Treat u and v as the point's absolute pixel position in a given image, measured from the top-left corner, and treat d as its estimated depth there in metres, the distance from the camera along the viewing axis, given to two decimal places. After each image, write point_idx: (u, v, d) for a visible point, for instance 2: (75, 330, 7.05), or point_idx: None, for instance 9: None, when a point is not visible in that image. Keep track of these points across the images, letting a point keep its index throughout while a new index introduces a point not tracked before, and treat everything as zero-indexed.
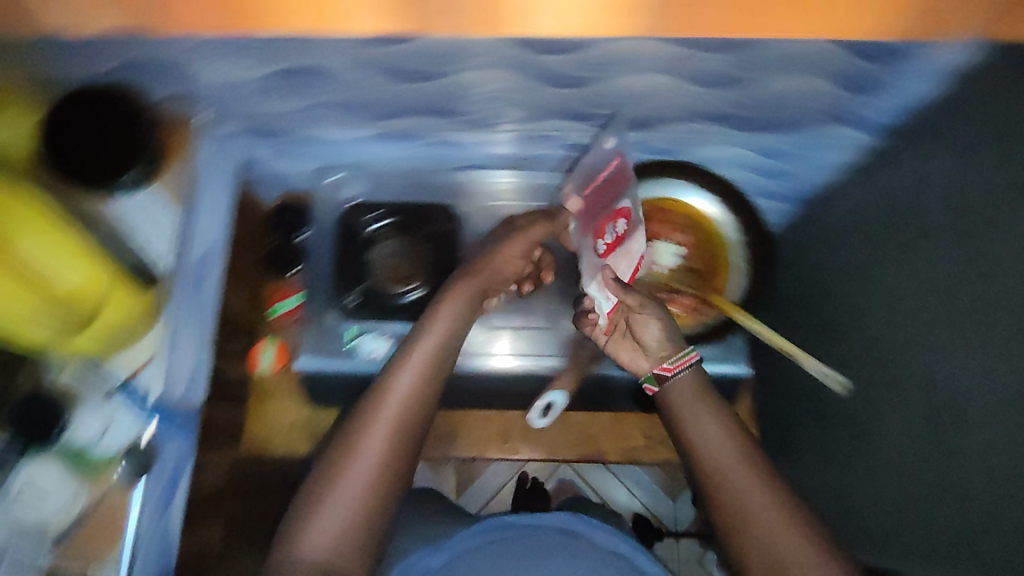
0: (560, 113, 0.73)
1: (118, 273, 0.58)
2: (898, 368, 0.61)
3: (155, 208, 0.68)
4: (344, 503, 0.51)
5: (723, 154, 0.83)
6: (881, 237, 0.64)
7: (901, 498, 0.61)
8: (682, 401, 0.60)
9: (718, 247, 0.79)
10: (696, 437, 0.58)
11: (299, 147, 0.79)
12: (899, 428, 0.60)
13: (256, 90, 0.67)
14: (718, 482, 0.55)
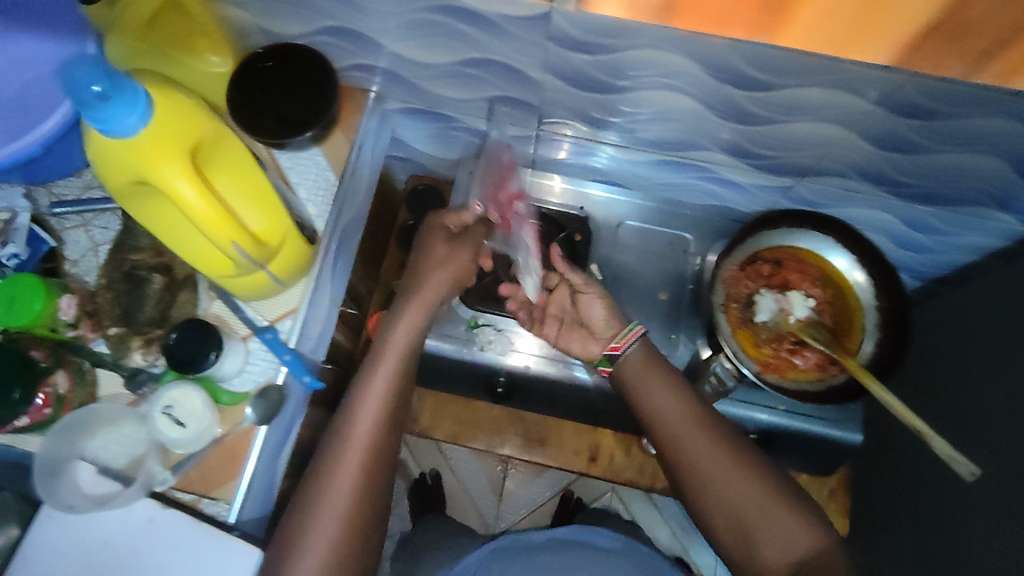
0: (725, 148, 0.73)
1: (287, 217, 0.58)
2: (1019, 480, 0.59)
3: (315, 166, 0.69)
4: (347, 466, 0.55)
5: (868, 217, 0.81)
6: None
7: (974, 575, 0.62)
8: (632, 375, 0.61)
9: (850, 307, 0.76)
10: (651, 406, 0.59)
11: (446, 135, 0.82)
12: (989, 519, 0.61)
13: (407, 79, 0.70)
14: (677, 449, 0.57)
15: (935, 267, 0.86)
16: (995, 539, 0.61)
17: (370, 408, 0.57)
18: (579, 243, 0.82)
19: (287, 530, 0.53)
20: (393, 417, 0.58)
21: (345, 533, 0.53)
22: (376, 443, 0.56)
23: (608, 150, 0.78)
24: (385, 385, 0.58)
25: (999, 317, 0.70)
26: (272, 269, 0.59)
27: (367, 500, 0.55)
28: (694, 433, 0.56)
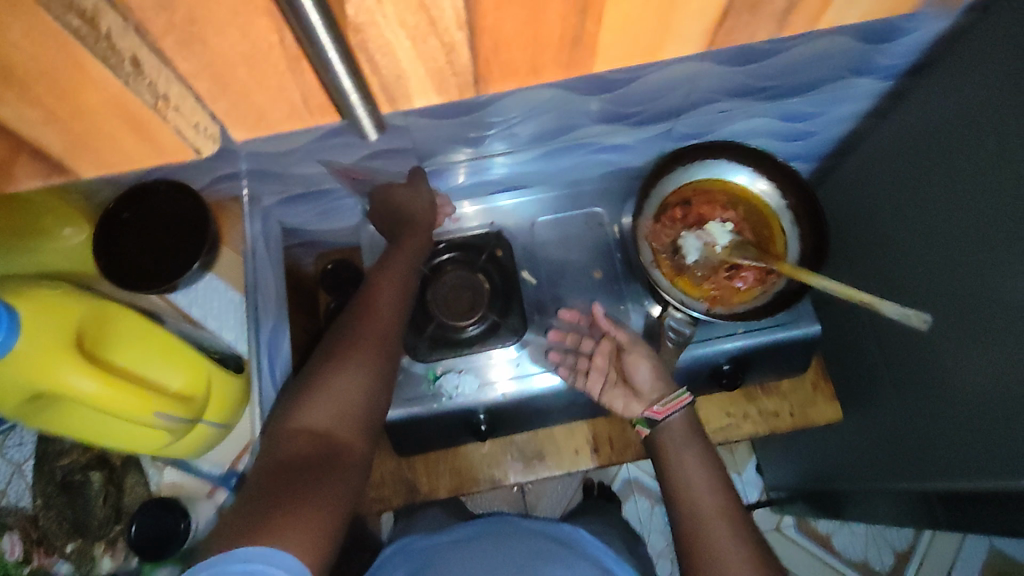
0: (596, 120, 0.73)
1: (211, 362, 0.55)
2: (972, 313, 0.64)
3: (215, 292, 0.68)
4: (361, 347, 0.63)
5: (747, 130, 0.85)
6: (941, 177, 0.68)
7: (952, 413, 0.68)
8: (671, 442, 0.68)
9: (764, 216, 0.79)
10: (675, 467, 0.66)
11: (335, 208, 0.80)
12: (955, 356, 0.66)
13: (268, 172, 0.68)
14: (693, 519, 0.63)
15: (824, 144, 0.90)
16: (964, 375, 0.65)
17: (385, 296, 0.67)
18: (501, 260, 0.80)
19: (309, 380, 0.61)
20: (399, 308, 0.67)
21: (360, 389, 0.61)
22: (385, 330, 0.65)
23: (495, 160, 0.77)
24: (399, 281, 0.68)
25: (903, 173, 0.74)
26: (210, 416, 0.56)
27: (376, 379, 0.63)
28: (708, 499, 0.63)
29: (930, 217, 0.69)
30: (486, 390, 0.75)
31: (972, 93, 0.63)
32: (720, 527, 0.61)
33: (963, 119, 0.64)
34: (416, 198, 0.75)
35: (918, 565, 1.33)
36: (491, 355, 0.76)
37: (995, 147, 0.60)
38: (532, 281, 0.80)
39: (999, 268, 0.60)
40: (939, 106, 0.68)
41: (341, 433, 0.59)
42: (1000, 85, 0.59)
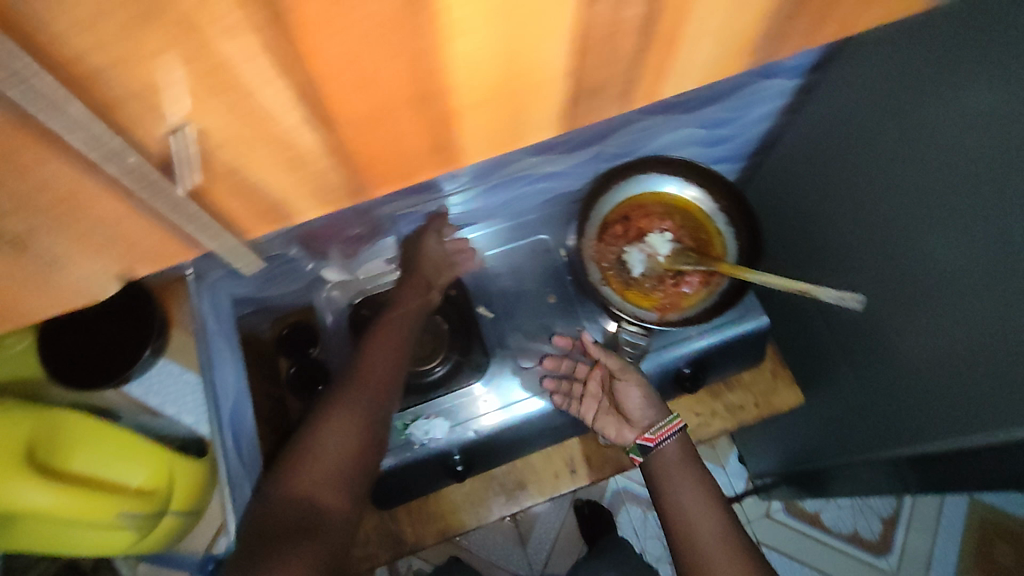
0: (527, 153, 0.75)
1: (173, 453, 0.55)
2: (909, 290, 0.67)
3: (171, 376, 0.69)
4: (354, 409, 0.65)
5: (673, 141, 0.87)
6: (858, 162, 0.71)
7: (905, 385, 0.71)
8: (662, 466, 0.72)
9: (700, 221, 0.82)
10: (666, 490, 0.71)
11: (285, 273, 0.80)
12: (899, 329, 0.70)
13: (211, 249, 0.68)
14: (690, 539, 0.66)
15: (750, 142, 0.94)
16: (909, 347, 0.69)
17: (383, 349, 0.70)
18: (456, 299, 0.82)
19: (301, 446, 0.64)
20: (394, 367, 0.70)
21: (344, 456, 0.64)
22: (378, 393, 0.67)
23: (434, 207, 0.78)
24: (398, 334, 0.72)
25: (828, 163, 0.77)
26: (176, 508, 0.55)
27: (367, 440, 0.65)
28: (703, 516, 0.67)
29: (858, 202, 0.72)
30: (459, 430, 0.75)
31: (871, 81, 0.67)
32: (716, 540, 0.65)
33: (870, 106, 0.68)
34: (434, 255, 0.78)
35: (906, 527, 1.37)
36: (460, 395, 0.77)
37: (906, 129, 0.63)
38: (489, 315, 0.81)
39: (923, 243, 0.63)
40: (851, 97, 0.71)
41: (324, 502, 0.62)
42: (897, 75, 0.63)
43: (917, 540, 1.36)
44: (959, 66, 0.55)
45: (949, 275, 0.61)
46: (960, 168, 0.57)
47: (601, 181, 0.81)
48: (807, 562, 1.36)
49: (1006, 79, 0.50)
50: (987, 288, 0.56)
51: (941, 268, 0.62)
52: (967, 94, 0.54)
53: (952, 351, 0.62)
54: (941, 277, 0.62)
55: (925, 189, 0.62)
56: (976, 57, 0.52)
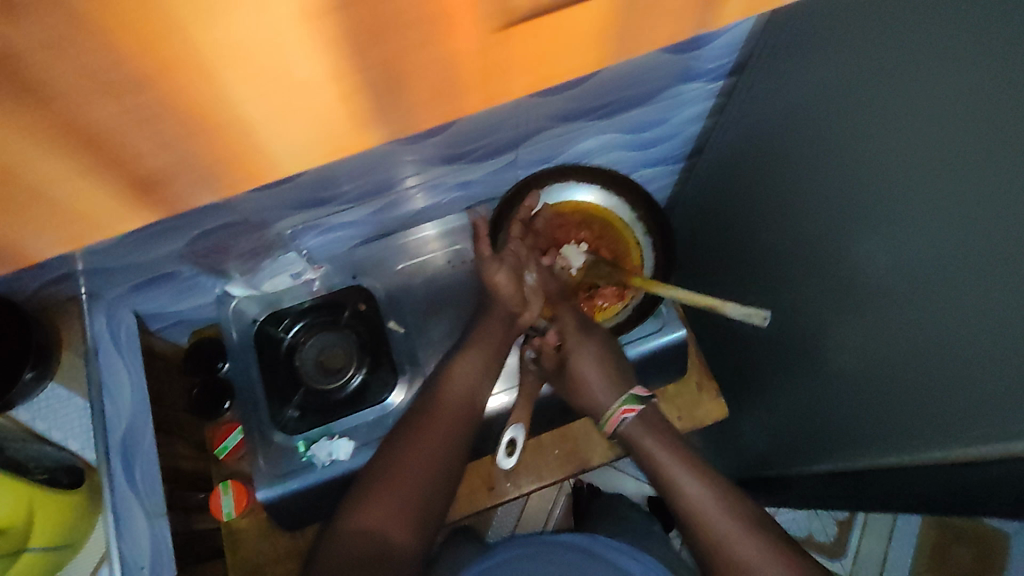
0: (433, 162, 0.72)
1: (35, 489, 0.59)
2: (823, 307, 0.64)
3: (58, 401, 0.66)
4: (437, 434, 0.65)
5: (598, 146, 0.83)
6: (773, 171, 0.68)
7: (824, 402, 0.68)
8: (634, 438, 0.70)
9: (619, 229, 0.78)
10: (678, 499, 0.66)
11: (191, 288, 0.78)
12: (818, 345, 0.67)
13: (102, 266, 0.67)
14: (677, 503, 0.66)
15: (684, 145, 0.89)
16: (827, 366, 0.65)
17: (469, 361, 0.70)
18: (366, 312, 0.79)
19: (375, 472, 0.63)
20: (476, 387, 0.69)
21: (422, 486, 0.63)
22: (458, 425, 0.67)
23: (338, 218, 0.76)
24: (484, 347, 0.71)
25: (754, 168, 0.73)
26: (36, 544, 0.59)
27: (445, 466, 0.65)
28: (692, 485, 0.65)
29: (780, 213, 0.68)
30: (362, 451, 0.74)
31: (779, 86, 0.63)
32: (752, 554, 0.60)
33: (779, 113, 0.64)
34: (507, 272, 0.73)
35: (860, 530, 1.36)
36: (364, 414, 0.75)
37: (811, 141, 0.58)
38: (400, 330, 0.79)
39: (831, 258, 0.60)
40: (769, 104, 0.67)
41: (396, 535, 0.60)
42: (799, 82, 0.59)
43: (872, 544, 1.35)
44: (858, 79, 0.50)
45: (855, 293, 0.58)
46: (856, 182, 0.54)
47: (521, 188, 0.77)
48: None
49: (903, 101, 0.45)
50: (891, 307, 0.53)
51: (847, 285, 0.59)
52: (867, 112, 0.49)
53: (862, 372, 0.59)
54: (849, 294, 0.59)
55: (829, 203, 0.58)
56: (871, 73, 0.48)
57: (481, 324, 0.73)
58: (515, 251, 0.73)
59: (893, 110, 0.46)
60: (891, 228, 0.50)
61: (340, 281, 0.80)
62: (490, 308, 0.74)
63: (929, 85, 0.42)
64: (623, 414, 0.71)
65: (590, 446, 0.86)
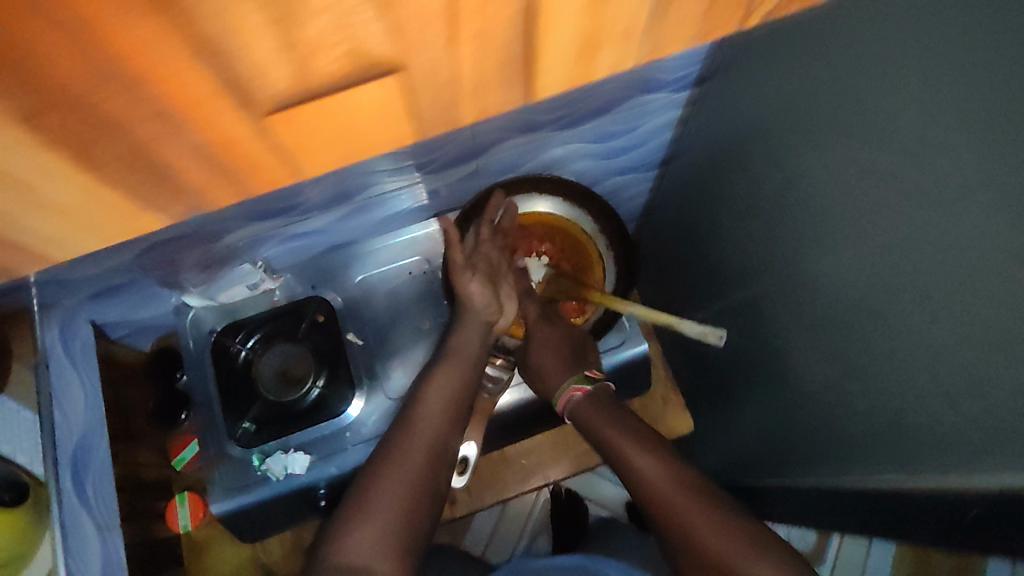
0: (394, 174, 0.70)
1: None
2: (785, 326, 0.62)
3: (8, 414, 0.65)
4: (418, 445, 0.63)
5: (565, 155, 0.81)
6: (732, 184, 0.66)
7: (786, 421, 0.67)
8: (586, 420, 0.67)
9: (582, 242, 0.77)
10: (636, 482, 0.61)
11: (147, 297, 0.77)
12: (778, 364, 0.65)
13: (52, 281, 0.65)
14: (648, 501, 0.59)
15: (654, 152, 0.87)
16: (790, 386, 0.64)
17: (448, 370, 0.67)
18: (324, 324, 0.78)
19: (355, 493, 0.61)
20: (455, 399, 0.66)
21: (402, 506, 0.59)
22: (439, 444, 0.64)
23: (296, 229, 0.74)
24: (461, 358, 0.69)
25: (712, 180, 0.72)
26: None
27: (425, 480, 0.62)
28: (663, 479, 0.59)
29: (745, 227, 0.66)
30: (317, 465, 0.73)
31: (737, 98, 0.61)
32: (705, 520, 0.55)
33: (738, 127, 0.62)
34: (483, 286, 0.71)
35: None
36: (321, 428, 0.74)
37: (772, 154, 0.56)
38: (359, 342, 0.78)
39: (788, 278, 0.58)
40: (727, 114, 0.65)
41: (379, 561, 0.56)
42: (753, 97, 0.57)
43: None
44: (814, 94, 0.48)
45: (815, 313, 0.56)
46: (810, 203, 0.52)
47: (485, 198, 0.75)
48: None
49: (858, 122, 0.44)
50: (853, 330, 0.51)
51: (803, 307, 0.57)
52: (824, 128, 0.48)
53: (825, 393, 0.58)
54: (809, 315, 0.57)
55: (787, 222, 0.57)
56: (827, 90, 0.46)
57: (457, 336, 0.70)
58: (485, 257, 0.72)
59: (849, 127, 0.45)
60: (847, 249, 0.49)
61: (300, 291, 0.80)
62: (464, 318, 0.71)
63: (880, 103, 0.41)
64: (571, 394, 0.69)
65: (555, 459, 0.86)
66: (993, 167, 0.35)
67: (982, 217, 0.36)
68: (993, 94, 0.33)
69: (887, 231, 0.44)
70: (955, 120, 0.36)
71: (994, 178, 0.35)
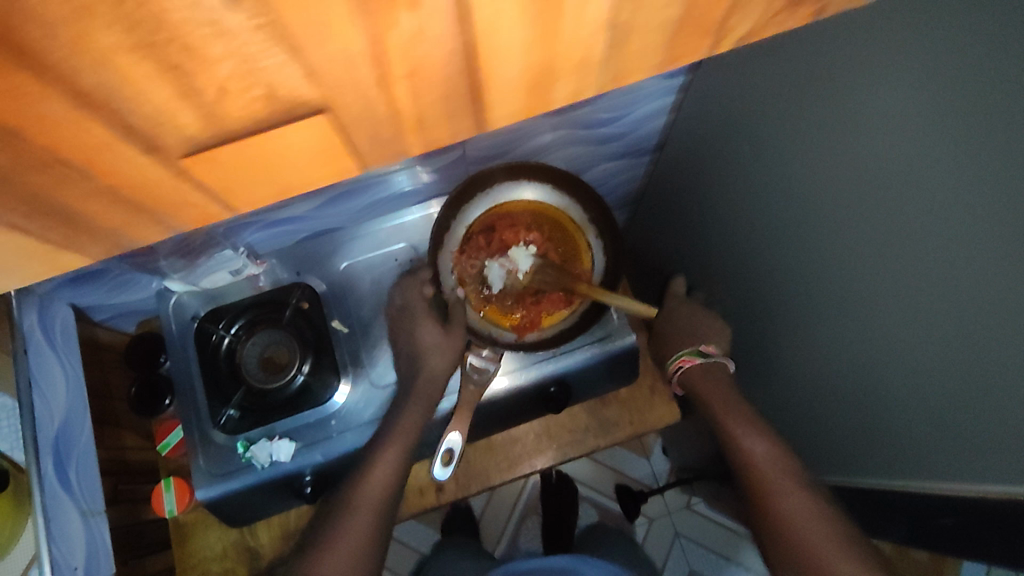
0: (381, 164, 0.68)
1: None
2: None
3: None
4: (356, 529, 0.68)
5: (555, 140, 0.79)
6: (723, 174, 0.65)
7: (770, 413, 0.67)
8: (697, 383, 0.74)
9: (570, 232, 0.76)
10: (736, 451, 0.67)
11: (125, 280, 0.75)
12: None
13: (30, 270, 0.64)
14: (752, 477, 0.64)
15: (645, 137, 0.86)
16: None
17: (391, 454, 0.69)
18: (309, 311, 0.77)
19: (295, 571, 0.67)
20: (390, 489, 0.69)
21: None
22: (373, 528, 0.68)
23: (278, 216, 0.72)
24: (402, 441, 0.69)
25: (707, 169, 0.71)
26: None
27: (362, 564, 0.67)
28: (773, 464, 0.64)
29: (739, 220, 0.66)
30: (302, 451, 0.73)
31: (726, 87, 0.60)
32: (803, 511, 0.60)
33: (728, 116, 0.61)
34: (444, 349, 0.72)
35: None
36: (305, 416, 0.74)
37: (760, 147, 0.56)
38: (343, 330, 0.77)
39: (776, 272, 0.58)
40: (715, 107, 0.64)
41: None
42: (742, 86, 0.56)
43: None
44: (804, 88, 0.48)
45: None
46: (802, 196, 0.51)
47: (466, 190, 0.74)
48: (730, 557, 1.31)
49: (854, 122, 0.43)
50: None
51: None
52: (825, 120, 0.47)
53: None
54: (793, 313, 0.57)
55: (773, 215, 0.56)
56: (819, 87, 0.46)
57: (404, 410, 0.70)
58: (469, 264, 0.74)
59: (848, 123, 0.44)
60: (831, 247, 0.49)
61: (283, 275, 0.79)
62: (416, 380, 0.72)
63: (871, 104, 0.41)
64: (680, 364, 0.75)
65: (540, 447, 0.85)
66: (1008, 170, 0.33)
67: (972, 225, 0.36)
68: (980, 103, 0.33)
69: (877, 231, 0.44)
70: (954, 120, 0.35)
71: (992, 184, 0.34)
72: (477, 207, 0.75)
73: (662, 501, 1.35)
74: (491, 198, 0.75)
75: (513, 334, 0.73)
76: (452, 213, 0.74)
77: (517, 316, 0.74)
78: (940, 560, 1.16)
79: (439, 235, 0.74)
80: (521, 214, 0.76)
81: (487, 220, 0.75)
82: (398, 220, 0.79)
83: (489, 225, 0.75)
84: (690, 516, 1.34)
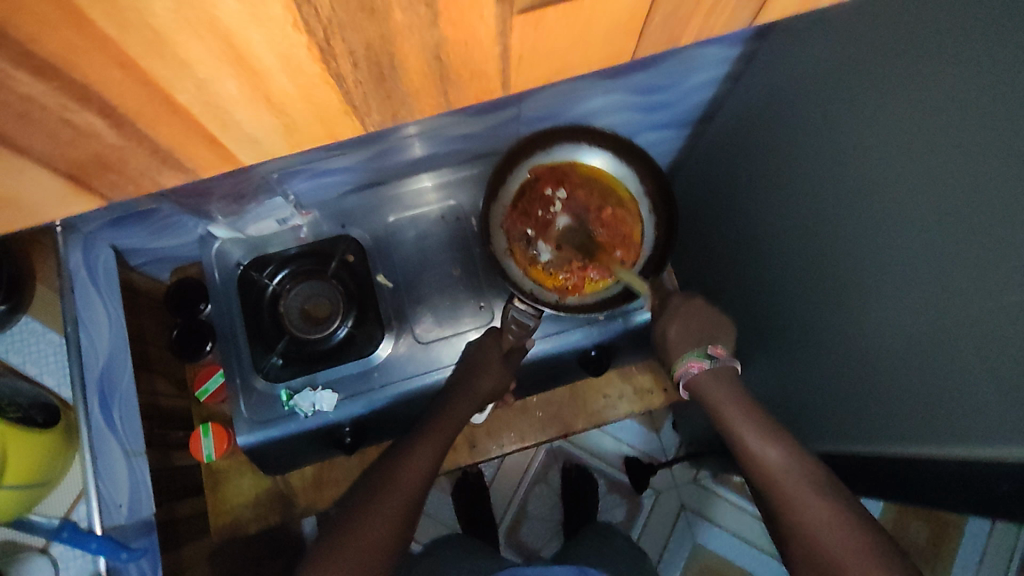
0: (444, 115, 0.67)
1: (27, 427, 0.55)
2: (827, 290, 0.62)
3: (33, 335, 0.65)
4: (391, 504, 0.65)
5: (607, 105, 0.78)
6: (788, 142, 0.65)
7: (818, 384, 0.68)
8: (703, 390, 0.67)
9: (623, 201, 0.76)
10: (749, 463, 0.60)
11: (175, 223, 0.75)
12: (817, 327, 0.66)
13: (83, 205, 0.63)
14: (772, 485, 0.57)
15: (693, 109, 0.86)
16: (828, 351, 0.64)
17: (435, 438, 0.70)
18: (354, 264, 0.77)
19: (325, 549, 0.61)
20: (428, 474, 0.68)
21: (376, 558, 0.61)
22: (410, 506, 0.66)
23: (328, 167, 0.72)
24: (441, 432, 0.70)
25: (765, 139, 0.71)
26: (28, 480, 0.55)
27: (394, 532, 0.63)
28: (794, 470, 0.57)
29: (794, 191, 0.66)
30: (345, 402, 0.73)
31: (806, 51, 0.60)
32: (824, 519, 0.53)
33: (804, 83, 0.61)
34: (495, 376, 0.73)
35: None
36: (348, 368, 0.74)
37: (833, 116, 0.57)
38: (388, 285, 0.77)
39: (843, 239, 0.58)
40: (787, 75, 0.64)
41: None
42: (829, 49, 0.56)
43: None
44: (888, 56, 0.49)
45: (866, 280, 0.56)
46: (884, 161, 0.51)
47: (525, 148, 0.74)
48: (724, 527, 1.34)
49: (954, 85, 0.44)
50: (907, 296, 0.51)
51: (858, 269, 0.57)
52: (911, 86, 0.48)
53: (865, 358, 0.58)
54: (858, 280, 0.57)
55: (848, 182, 0.56)
56: (905, 54, 0.47)
57: (447, 409, 0.72)
58: (520, 222, 0.75)
59: (936, 90, 0.45)
60: (903, 217, 0.50)
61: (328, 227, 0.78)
62: (458, 378, 0.73)
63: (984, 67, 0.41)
64: (690, 368, 0.68)
65: (574, 411, 0.86)
66: None
67: None
68: None
69: (953, 196, 0.45)
70: None
71: None
72: (533, 166, 0.75)
73: (669, 474, 1.37)
74: (549, 160, 0.75)
75: (556, 295, 0.73)
76: (506, 171, 0.74)
77: (565, 279, 0.74)
78: (939, 542, 1.18)
79: (493, 190, 0.74)
80: (575, 181, 0.76)
81: (542, 183, 0.75)
82: (447, 179, 0.79)
83: (544, 187, 0.75)
84: (697, 491, 1.36)
